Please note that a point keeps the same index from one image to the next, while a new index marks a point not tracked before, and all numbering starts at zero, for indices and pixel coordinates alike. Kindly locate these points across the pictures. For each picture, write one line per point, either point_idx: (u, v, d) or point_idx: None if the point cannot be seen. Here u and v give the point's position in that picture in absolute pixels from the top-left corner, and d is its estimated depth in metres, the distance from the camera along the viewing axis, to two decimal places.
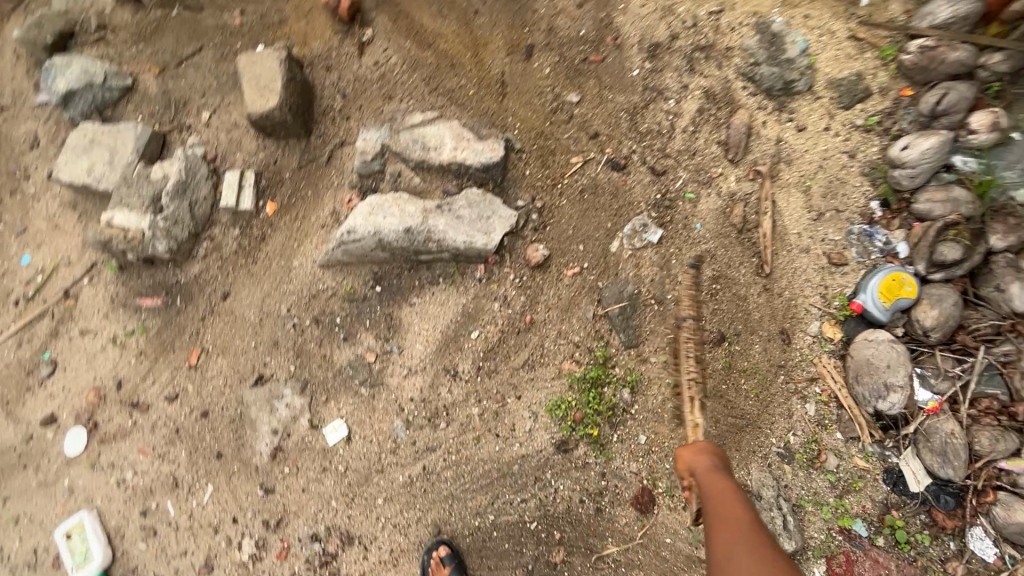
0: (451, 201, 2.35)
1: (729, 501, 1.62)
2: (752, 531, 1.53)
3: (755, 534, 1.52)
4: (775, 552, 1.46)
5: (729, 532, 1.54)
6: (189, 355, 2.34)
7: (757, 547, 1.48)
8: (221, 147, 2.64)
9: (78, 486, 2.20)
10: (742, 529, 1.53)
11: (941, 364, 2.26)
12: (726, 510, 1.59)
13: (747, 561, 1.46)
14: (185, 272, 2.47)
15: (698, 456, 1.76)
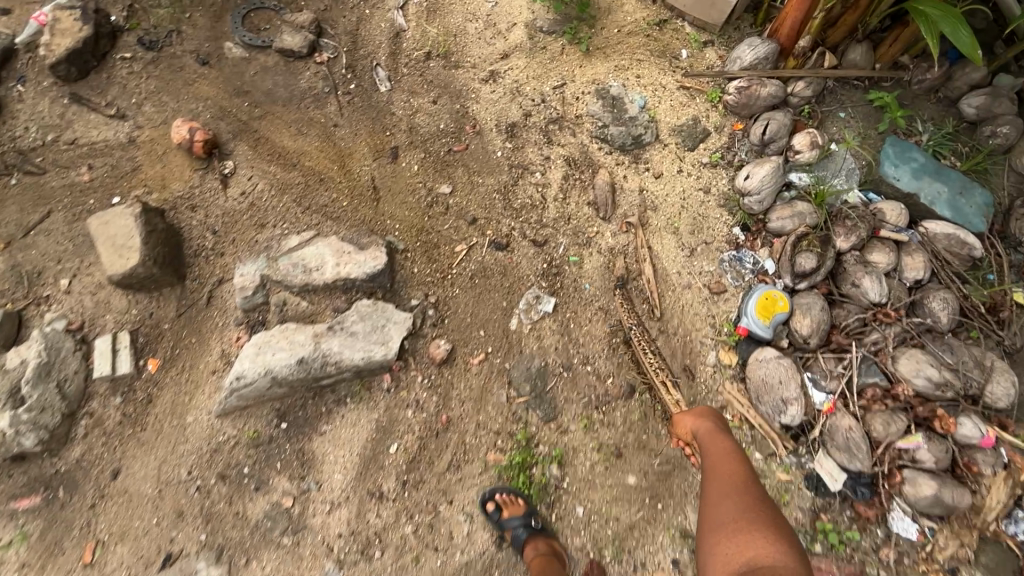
0: (342, 319, 2.35)
1: (727, 458, 1.81)
2: (743, 481, 1.70)
3: (746, 483, 1.69)
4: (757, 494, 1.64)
5: (721, 482, 1.72)
6: (79, 552, 2.11)
7: (747, 491, 1.65)
8: (87, 312, 2.48)
9: None
10: (732, 477, 1.71)
11: (826, 365, 2.46)
12: (722, 463, 1.78)
13: (732, 501, 1.63)
14: (63, 459, 2.25)
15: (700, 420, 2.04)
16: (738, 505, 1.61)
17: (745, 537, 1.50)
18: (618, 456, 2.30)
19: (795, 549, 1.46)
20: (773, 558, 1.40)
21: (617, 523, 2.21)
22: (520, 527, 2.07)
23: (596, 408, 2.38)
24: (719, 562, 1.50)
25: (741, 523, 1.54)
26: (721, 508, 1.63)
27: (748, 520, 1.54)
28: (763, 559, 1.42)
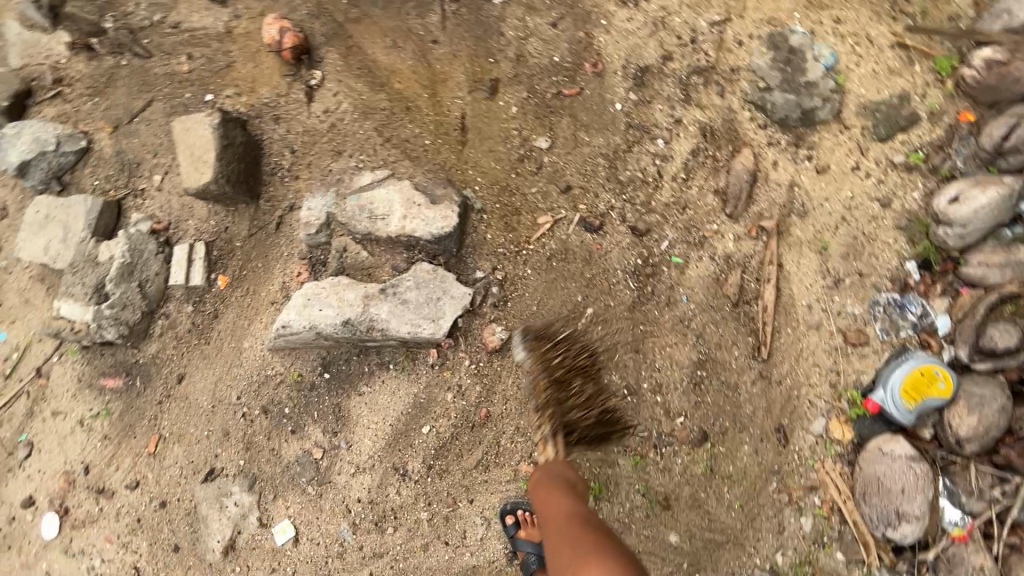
0: (396, 283, 2.15)
1: (560, 504, 1.67)
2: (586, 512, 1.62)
3: (573, 515, 1.59)
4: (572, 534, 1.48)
5: (572, 511, 1.62)
6: (148, 441, 2.34)
7: (569, 520, 1.57)
8: (173, 214, 2.51)
9: (55, 570, 2.28)
10: (571, 513, 1.60)
11: (977, 481, 1.89)
12: (557, 509, 1.65)
13: (579, 521, 1.55)
14: (142, 353, 2.42)
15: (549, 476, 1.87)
16: (590, 522, 1.55)
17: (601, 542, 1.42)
18: (665, 507, 2.03)
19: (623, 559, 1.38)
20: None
21: None
22: (533, 553, 1.92)
23: (653, 447, 2.06)
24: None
25: (582, 537, 1.46)
26: (570, 530, 1.51)
27: (603, 532, 1.49)
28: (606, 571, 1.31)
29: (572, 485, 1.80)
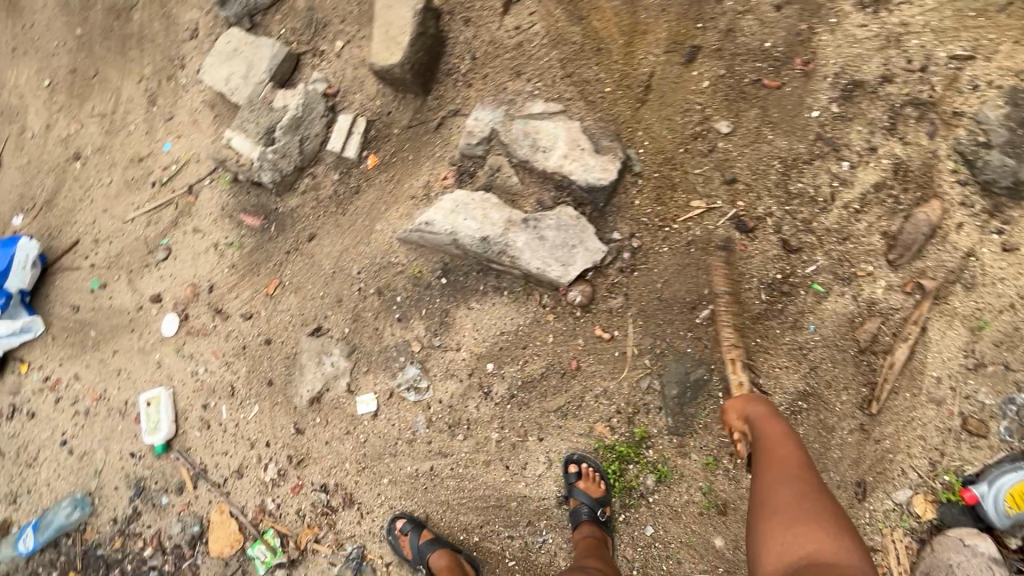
0: (539, 218, 2.17)
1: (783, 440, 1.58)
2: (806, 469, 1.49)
3: (800, 470, 1.48)
4: (804, 489, 1.42)
5: (785, 461, 1.52)
6: (269, 282, 2.53)
7: (794, 476, 1.46)
8: (344, 83, 2.59)
9: (163, 364, 2.55)
10: (789, 466, 1.50)
11: None
12: (777, 445, 1.57)
13: (795, 481, 1.45)
14: (285, 203, 2.59)
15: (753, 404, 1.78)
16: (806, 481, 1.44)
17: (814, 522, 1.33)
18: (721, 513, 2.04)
19: (857, 539, 1.30)
20: (829, 553, 1.26)
21: (677, 566, 2.06)
22: (586, 506, 2.04)
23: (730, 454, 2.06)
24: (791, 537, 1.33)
25: (798, 507, 1.38)
26: (779, 491, 1.44)
27: (821, 503, 1.37)
28: (826, 555, 1.25)
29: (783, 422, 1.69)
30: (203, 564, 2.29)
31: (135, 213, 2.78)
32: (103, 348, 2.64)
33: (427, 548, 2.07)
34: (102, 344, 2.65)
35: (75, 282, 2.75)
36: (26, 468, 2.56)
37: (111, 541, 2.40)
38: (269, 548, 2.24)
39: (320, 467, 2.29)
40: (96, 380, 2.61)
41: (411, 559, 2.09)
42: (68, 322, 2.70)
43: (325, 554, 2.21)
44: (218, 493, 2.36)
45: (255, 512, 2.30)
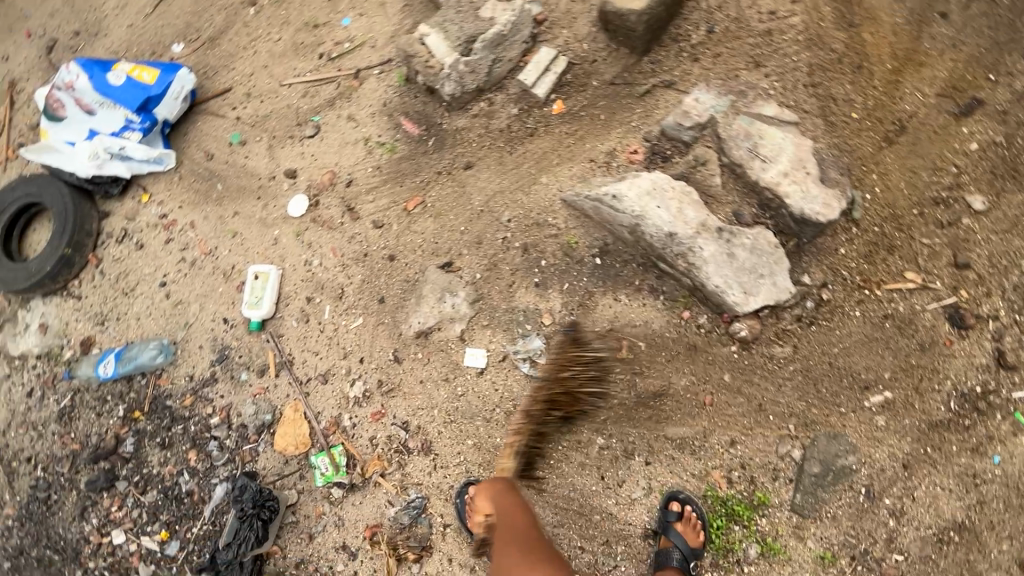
0: (735, 232, 1.91)
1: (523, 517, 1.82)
2: (533, 529, 1.78)
3: (525, 530, 1.76)
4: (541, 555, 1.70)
5: (524, 524, 1.79)
6: (410, 197, 2.36)
7: (522, 530, 1.77)
8: (556, 13, 2.33)
9: (280, 242, 2.44)
10: (529, 528, 1.77)
11: None
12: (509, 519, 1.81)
13: (527, 537, 1.75)
14: (452, 121, 2.38)
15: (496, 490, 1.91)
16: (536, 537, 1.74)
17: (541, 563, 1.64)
18: None
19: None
20: None
21: None
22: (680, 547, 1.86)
23: (850, 556, 1.85)
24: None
25: (535, 559, 1.66)
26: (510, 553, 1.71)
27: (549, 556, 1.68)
28: None
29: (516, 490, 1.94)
30: (265, 454, 2.22)
31: (294, 79, 2.63)
32: (226, 205, 2.55)
33: None
34: (225, 201, 2.55)
35: (217, 129, 2.64)
36: (122, 295, 2.53)
37: (183, 397, 2.35)
38: (335, 465, 2.15)
39: (409, 404, 2.16)
40: (210, 235, 2.52)
41: (477, 534, 1.96)
42: (200, 167, 2.62)
43: (386, 491, 2.11)
44: (297, 390, 2.26)
45: (330, 423, 2.20)
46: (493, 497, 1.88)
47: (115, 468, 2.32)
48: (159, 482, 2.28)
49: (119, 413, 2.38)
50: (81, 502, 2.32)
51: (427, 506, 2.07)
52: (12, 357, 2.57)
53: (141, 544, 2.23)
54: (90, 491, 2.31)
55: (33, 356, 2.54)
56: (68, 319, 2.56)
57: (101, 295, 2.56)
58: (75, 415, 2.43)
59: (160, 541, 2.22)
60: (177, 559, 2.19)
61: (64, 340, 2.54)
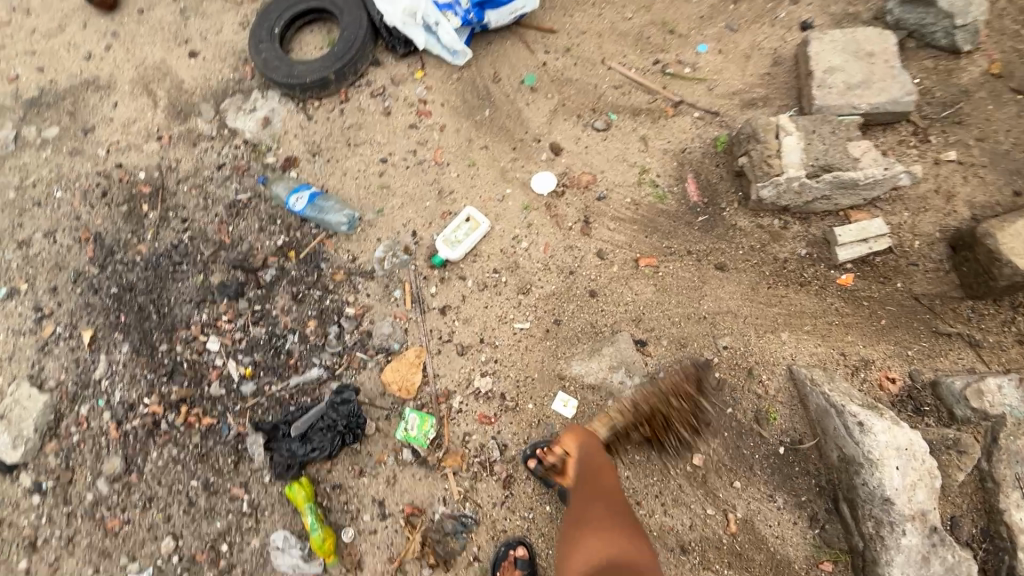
0: (945, 543, 1.67)
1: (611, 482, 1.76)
2: (611, 482, 1.77)
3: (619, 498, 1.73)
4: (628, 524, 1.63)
5: (608, 486, 1.74)
6: (647, 253, 2.20)
7: (606, 501, 1.69)
8: (912, 193, 2.07)
9: (505, 201, 2.34)
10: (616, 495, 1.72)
11: None
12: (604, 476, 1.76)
13: (615, 505, 1.69)
14: (735, 215, 2.19)
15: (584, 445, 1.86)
16: (612, 513, 1.66)
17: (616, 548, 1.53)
18: None
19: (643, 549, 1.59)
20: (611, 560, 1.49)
21: None
22: None
23: None
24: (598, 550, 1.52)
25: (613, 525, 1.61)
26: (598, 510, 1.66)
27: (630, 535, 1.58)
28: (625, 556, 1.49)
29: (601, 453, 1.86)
30: (370, 374, 2.19)
31: (617, 66, 2.46)
32: (481, 133, 2.46)
33: None
34: (483, 129, 2.46)
35: (519, 60, 2.53)
36: (345, 144, 2.51)
37: (337, 271, 2.34)
38: (422, 433, 2.10)
39: (519, 433, 2.07)
40: (450, 149, 2.45)
41: None
42: (482, 82, 2.53)
43: (447, 488, 2.06)
44: (433, 342, 2.21)
45: (442, 393, 2.14)
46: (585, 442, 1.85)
47: (246, 284, 2.36)
48: (272, 325, 2.30)
49: (278, 242, 2.40)
50: (203, 290, 2.37)
51: (474, 530, 2.02)
52: (226, 126, 2.62)
53: (226, 364, 2.27)
54: (215, 288, 2.36)
55: (243, 138, 2.58)
56: (289, 129, 2.57)
57: (328, 130, 2.54)
58: (243, 215, 2.46)
59: (242, 374, 2.25)
60: (245, 400, 2.22)
61: (275, 144, 2.55)
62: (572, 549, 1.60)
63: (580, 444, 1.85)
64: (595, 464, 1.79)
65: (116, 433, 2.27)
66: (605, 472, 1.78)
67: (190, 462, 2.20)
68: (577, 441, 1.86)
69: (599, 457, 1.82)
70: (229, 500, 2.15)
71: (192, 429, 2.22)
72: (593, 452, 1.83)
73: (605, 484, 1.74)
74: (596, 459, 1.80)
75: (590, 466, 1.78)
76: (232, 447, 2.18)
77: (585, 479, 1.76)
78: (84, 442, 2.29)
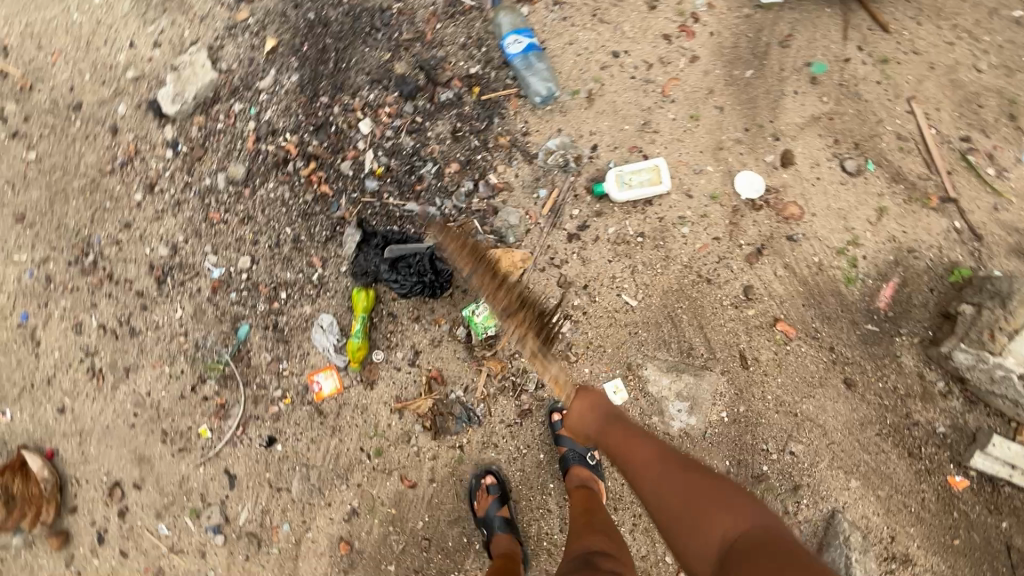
0: None
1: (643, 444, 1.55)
2: (637, 439, 1.57)
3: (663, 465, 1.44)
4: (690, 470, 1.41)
5: (642, 453, 1.51)
6: (789, 321, 1.99)
7: (659, 469, 1.45)
8: None
9: (698, 177, 2.10)
10: (653, 457, 1.48)
11: None
12: (627, 442, 1.57)
13: (667, 459, 1.45)
14: (905, 349, 1.93)
15: (586, 415, 1.73)
16: (686, 494, 1.34)
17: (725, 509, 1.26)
18: None
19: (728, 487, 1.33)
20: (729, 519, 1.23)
21: None
22: None
23: None
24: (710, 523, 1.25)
25: (683, 492, 1.35)
26: (662, 491, 1.39)
27: (715, 488, 1.31)
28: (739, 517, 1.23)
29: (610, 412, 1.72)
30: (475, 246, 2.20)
31: (918, 116, 2.02)
32: (726, 92, 2.13)
33: (499, 525, 2.04)
34: (731, 90, 2.13)
35: (823, 40, 2.09)
36: (591, 11, 2.22)
37: (505, 135, 2.23)
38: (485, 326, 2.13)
39: (560, 383, 2.11)
40: (685, 88, 2.15)
41: (480, 517, 2.06)
42: (769, 38, 2.12)
43: (475, 381, 2.17)
44: (542, 258, 2.16)
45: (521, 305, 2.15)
46: (592, 412, 1.73)
47: (421, 91, 2.28)
48: (421, 145, 2.26)
49: (471, 71, 2.27)
50: (382, 70, 2.30)
51: (472, 428, 2.16)
52: None
53: (365, 151, 2.28)
54: (394, 76, 2.29)
55: None
56: None
57: None
58: (457, 21, 2.30)
59: (373, 169, 2.27)
60: (363, 194, 2.28)
61: None
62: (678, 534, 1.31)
63: (590, 412, 1.73)
64: (626, 429, 1.61)
65: (252, 147, 2.41)
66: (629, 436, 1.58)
67: (294, 212, 2.34)
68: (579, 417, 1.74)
69: (616, 425, 1.66)
70: (308, 264, 2.33)
71: (310, 187, 2.32)
72: (608, 427, 1.67)
73: (644, 450, 1.52)
74: (614, 428, 1.65)
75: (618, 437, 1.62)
76: (332, 224, 2.30)
77: (617, 452, 1.57)
78: (224, 135, 2.45)
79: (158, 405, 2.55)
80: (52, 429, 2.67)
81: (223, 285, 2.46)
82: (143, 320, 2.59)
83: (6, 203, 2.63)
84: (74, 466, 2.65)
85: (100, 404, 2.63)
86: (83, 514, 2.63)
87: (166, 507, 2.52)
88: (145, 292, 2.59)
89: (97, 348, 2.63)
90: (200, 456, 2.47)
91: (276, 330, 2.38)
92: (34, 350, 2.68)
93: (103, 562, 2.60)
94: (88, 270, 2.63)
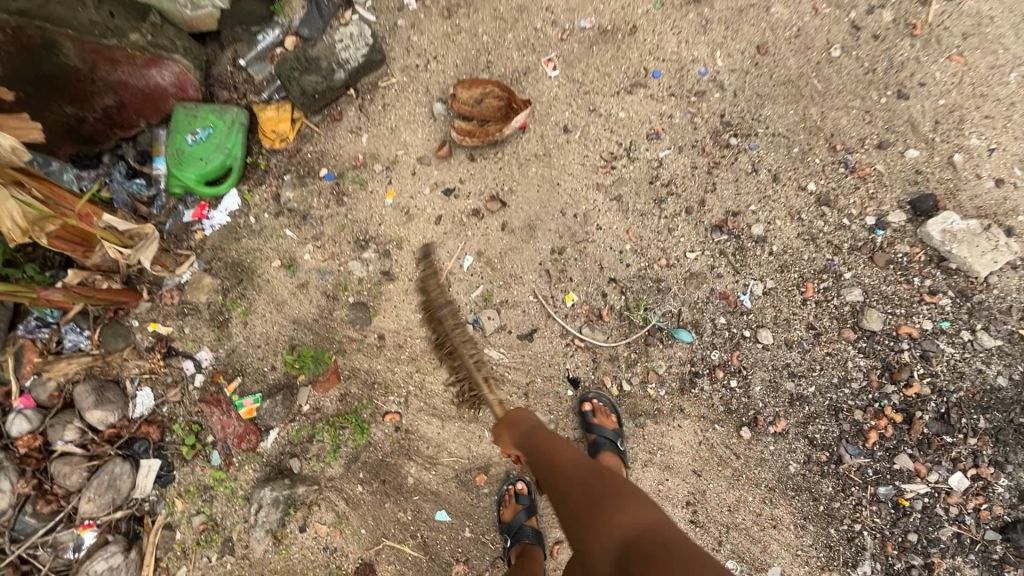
0: None
1: (568, 453, 1.75)
2: (560, 444, 1.77)
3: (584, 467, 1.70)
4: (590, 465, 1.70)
5: (573, 467, 1.71)
6: None
7: (574, 478, 1.67)
8: None
9: None
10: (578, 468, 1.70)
11: (61, 538, 2.40)
12: (558, 449, 1.77)
13: (577, 470, 1.69)
14: None
15: (527, 421, 1.83)
16: (582, 497, 1.61)
17: (691, 561, 1.38)
18: None
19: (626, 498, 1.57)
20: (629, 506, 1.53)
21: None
22: None
23: None
24: (588, 511, 1.58)
25: (588, 503, 1.60)
26: (567, 506, 1.64)
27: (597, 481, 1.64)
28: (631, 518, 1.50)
29: (536, 436, 1.79)
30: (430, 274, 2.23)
31: None
32: None
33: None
34: None
35: None
36: None
37: None
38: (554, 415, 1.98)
39: None
40: None
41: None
42: None
43: None
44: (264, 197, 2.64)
45: None
46: (528, 429, 1.81)
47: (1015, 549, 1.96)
48: (942, 550, 2.00)
49: None
50: None
51: None
52: None
53: (926, 480, 2.02)
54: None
55: None
56: None
57: None
58: None
59: (903, 495, 2.03)
60: (871, 484, 2.05)
61: None
62: (586, 544, 1.53)
63: (527, 426, 1.82)
64: (552, 439, 1.79)
65: (903, 332, 2.14)
66: (562, 452, 1.75)
67: (834, 397, 2.12)
68: (528, 427, 1.82)
69: (546, 436, 1.78)
70: (774, 415, 2.15)
71: (870, 416, 2.08)
72: (544, 445, 1.76)
73: (565, 456, 1.74)
74: (544, 448, 1.75)
75: (535, 445, 1.76)
76: (829, 445, 2.10)
77: (546, 465, 1.73)
78: (909, 292, 2.20)
79: (585, 240, 2.49)
80: (546, 121, 2.67)
81: (730, 306, 2.29)
82: (672, 209, 2.46)
83: (778, 31, 2.55)
84: (512, 156, 2.66)
85: (578, 170, 2.60)
86: (467, 169, 2.68)
87: (487, 262, 2.54)
88: (704, 208, 2.45)
89: (633, 159, 2.56)
90: (542, 295, 2.45)
91: (691, 374, 2.24)
92: (621, 92, 2.64)
93: (426, 197, 2.70)
94: (718, 140, 2.52)
